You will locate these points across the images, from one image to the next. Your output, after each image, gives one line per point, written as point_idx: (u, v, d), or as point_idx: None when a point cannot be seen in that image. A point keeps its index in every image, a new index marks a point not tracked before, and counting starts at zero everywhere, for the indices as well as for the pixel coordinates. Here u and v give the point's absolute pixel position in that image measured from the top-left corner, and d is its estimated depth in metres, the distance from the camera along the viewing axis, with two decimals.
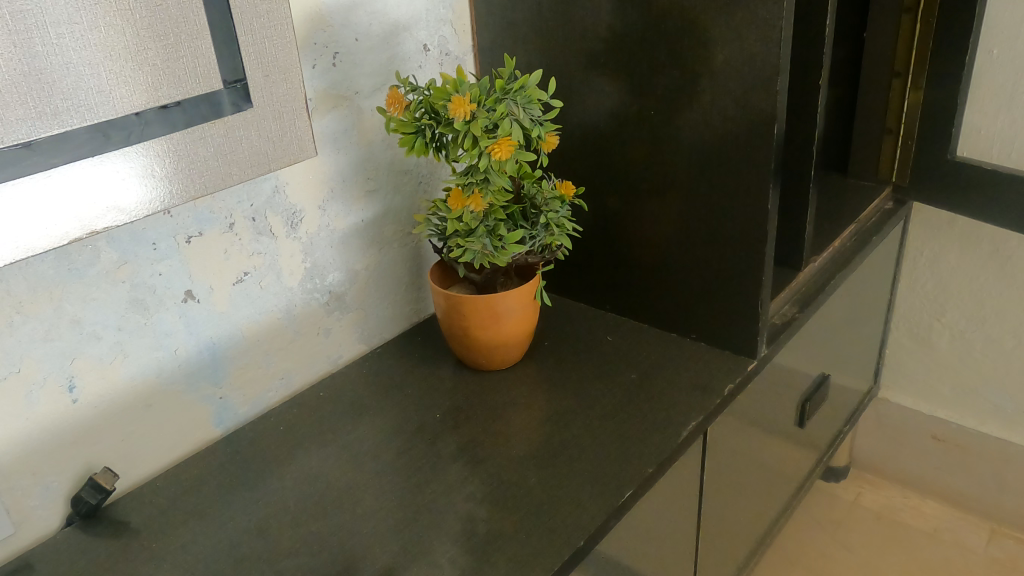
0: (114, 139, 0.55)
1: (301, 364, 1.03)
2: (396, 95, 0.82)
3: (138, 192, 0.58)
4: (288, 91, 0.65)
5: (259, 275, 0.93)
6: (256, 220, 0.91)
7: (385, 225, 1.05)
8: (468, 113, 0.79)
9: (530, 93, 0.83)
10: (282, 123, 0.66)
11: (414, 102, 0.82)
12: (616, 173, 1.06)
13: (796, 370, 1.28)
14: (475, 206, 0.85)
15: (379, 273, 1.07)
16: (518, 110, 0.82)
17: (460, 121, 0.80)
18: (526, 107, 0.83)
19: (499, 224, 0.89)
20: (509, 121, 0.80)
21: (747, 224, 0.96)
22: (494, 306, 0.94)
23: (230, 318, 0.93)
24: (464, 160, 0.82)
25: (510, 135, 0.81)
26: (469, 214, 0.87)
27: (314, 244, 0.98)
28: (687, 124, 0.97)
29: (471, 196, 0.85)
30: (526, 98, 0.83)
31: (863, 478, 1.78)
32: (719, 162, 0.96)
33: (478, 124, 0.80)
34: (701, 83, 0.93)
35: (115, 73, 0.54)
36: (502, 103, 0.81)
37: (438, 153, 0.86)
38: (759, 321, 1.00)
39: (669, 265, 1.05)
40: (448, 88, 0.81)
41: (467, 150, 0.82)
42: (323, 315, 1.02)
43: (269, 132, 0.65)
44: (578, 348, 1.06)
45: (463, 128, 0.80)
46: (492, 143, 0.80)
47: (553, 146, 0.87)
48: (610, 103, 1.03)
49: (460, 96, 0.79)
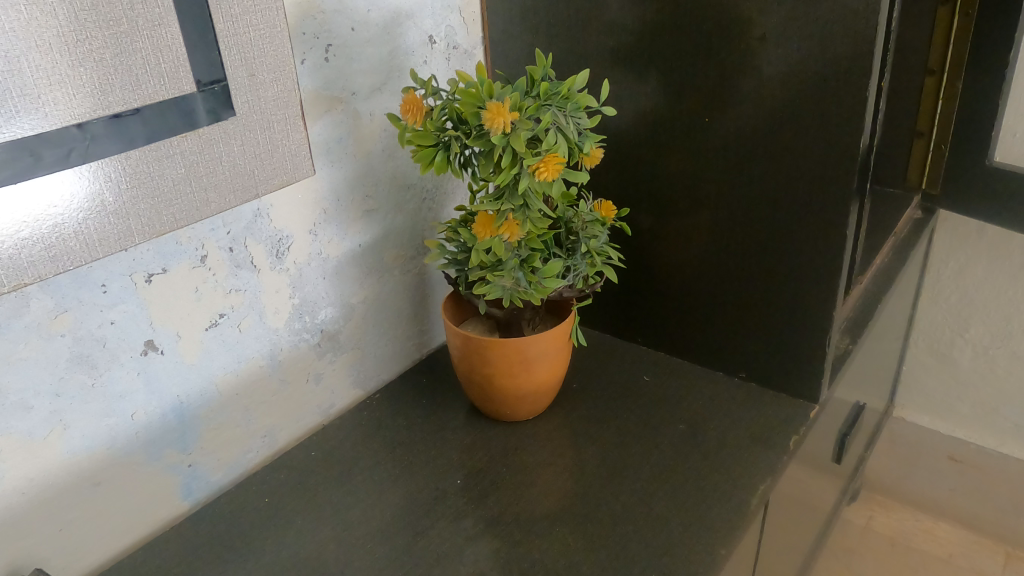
0: (46, 160, 0.42)
1: (286, 417, 0.85)
2: (415, 101, 0.67)
3: (80, 231, 0.45)
4: (280, 93, 0.52)
5: (237, 316, 0.76)
6: (234, 250, 0.74)
7: (386, 249, 0.89)
8: (508, 125, 0.63)
9: (578, 99, 0.68)
10: (270, 134, 0.53)
11: (436, 109, 0.67)
12: (654, 189, 0.92)
13: (834, 403, 1.17)
14: (509, 235, 0.70)
15: (379, 306, 0.90)
16: (565, 121, 0.67)
17: (497, 135, 0.64)
18: (573, 116, 0.68)
19: (534, 254, 0.74)
20: (556, 134, 0.65)
21: (815, 253, 0.82)
22: (523, 349, 0.78)
23: (202, 371, 0.75)
24: (499, 181, 0.67)
25: (557, 151, 0.66)
26: (500, 245, 0.71)
27: (303, 275, 0.81)
28: (745, 134, 0.82)
29: (505, 224, 0.70)
30: (573, 106, 0.68)
31: (876, 500, 1.64)
32: (785, 180, 0.81)
33: (521, 139, 0.64)
34: (767, 86, 0.79)
35: (42, 71, 0.40)
36: (545, 112, 0.66)
37: (462, 170, 0.71)
38: (822, 362, 0.87)
39: (715, 296, 0.91)
40: (481, 93, 0.65)
41: (504, 169, 0.66)
42: (314, 358, 0.85)
43: (255, 147, 0.52)
44: (612, 393, 0.92)
45: (501, 144, 0.65)
46: (536, 162, 0.65)
47: (599, 162, 0.72)
48: (649, 109, 0.88)
49: (499, 103, 0.63)
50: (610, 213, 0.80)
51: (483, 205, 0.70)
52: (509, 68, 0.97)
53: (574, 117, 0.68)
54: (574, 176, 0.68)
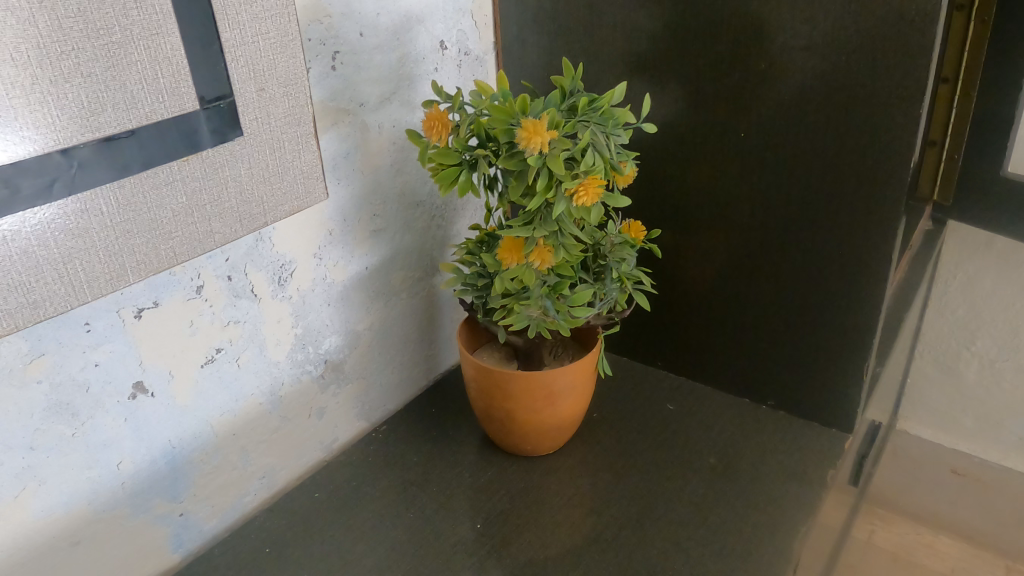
0: (25, 192, 0.41)
1: (286, 457, 0.78)
2: (439, 116, 0.61)
3: (70, 266, 0.45)
4: (289, 109, 0.53)
5: (235, 351, 0.69)
6: (232, 279, 0.67)
7: (394, 271, 0.82)
8: (547, 145, 0.57)
9: (618, 115, 0.62)
10: (279, 155, 0.54)
11: (464, 125, 0.60)
12: (679, 207, 0.86)
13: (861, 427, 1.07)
14: (541, 263, 0.64)
15: (386, 333, 0.83)
16: (603, 138, 0.61)
17: (533, 155, 0.58)
18: (611, 134, 0.62)
19: (564, 281, 0.68)
20: (596, 155, 0.59)
21: (855, 279, 0.77)
22: (549, 383, 0.72)
23: (195, 412, 0.68)
24: (532, 205, 0.60)
25: (597, 173, 0.60)
26: (529, 273, 0.65)
27: (306, 303, 0.74)
28: (781, 151, 0.77)
29: (536, 250, 0.64)
30: (611, 123, 0.62)
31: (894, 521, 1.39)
32: (824, 200, 0.76)
33: (559, 160, 0.58)
34: (809, 99, 0.73)
35: (17, 91, 0.39)
36: (583, 130, 0.60)
37: (489, 191, 0.65)
38: (858, 392, 0.82)
39: (743, 320, 0.86)
40: (513, 109, 0.59)
41: (538, 192, 0.60)
42: (317, 392, 0.78)
43: (263, 170, 0.53)
44: (636, 424, 0.87)
45: (536, 165, 0.58)
46: (575, 185, 0.59)
47: (633, 181, 0.67)
48: (675, 123, 0.82)
49: (536, 121, 0.57)
50: (640, 234, 0.74)
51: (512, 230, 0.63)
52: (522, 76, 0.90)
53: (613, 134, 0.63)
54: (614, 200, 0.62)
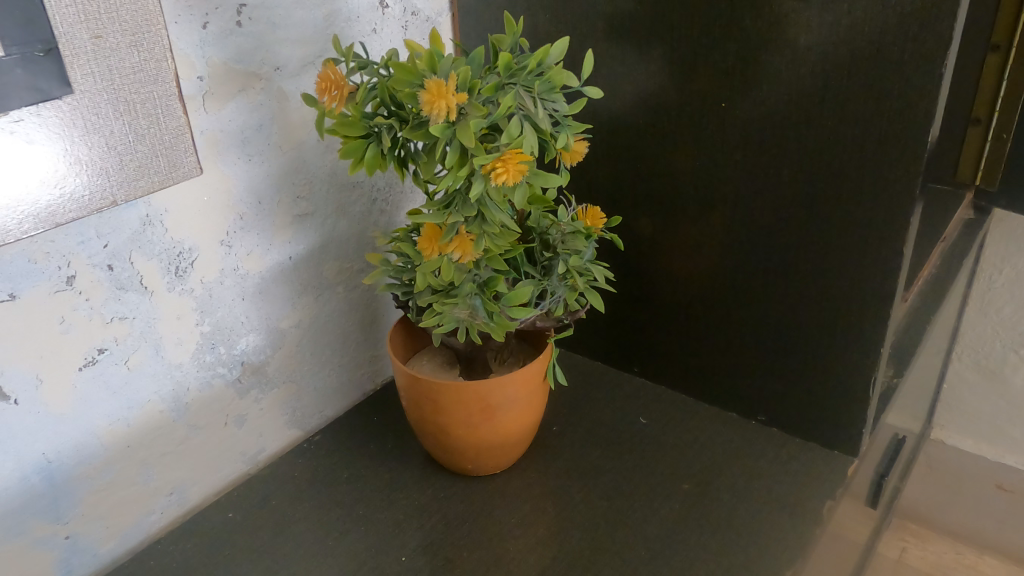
0: None
1: (200, 470, 0.69)
2: (334, 77, 0.51)
3: None
4: (137, 67, 0.46)
5: (124, 351, 0.60)
6: (114, 269, 0.58)
7: (325, 262, 0.72)
8: (453, 110, 0.47)
9: (552, 77, 0.51)
10: (128, 119, 0.46)
11: (362, 87, 0.50)
12: (657, 192, 0.74)
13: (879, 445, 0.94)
14: (461, 254, 0.54)
15: (318, 331, 0.74)
16: (533, 103, 0.50)
17: (439, 123, 0.47)
18: (544, 99, 0.51)
19: (497, 277, 0.58)
20: (519, 124, 0.49)
21: (859, 276, 0.65)
22: (485, 394, 0.62)
23: (77, 422, 0.59)
24: (444, 185, 0.50)
25: (521, 146, 0.49)
26: (451, 266, 0.55)
27: (214, 297, 0.65)
28: (772, 123, 0.64)
29: (456, 240, 0.53)
30: (545, 85, 0.51)
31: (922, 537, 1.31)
32: (822, 183, 0.63)
33: (471, 129, 0.48)
34: (803, 61, 0.60)
35: None
36: (506, 93, 0.49)
37: (404, 168, 0.54)
38: (864, 409, 0.70)
39: (730, 322, 0.74)
40: (419, 66, 0.49)
41: (450, 169, 0.50)
42: (234, 398, 0.69)
43: (106, 135, 0.46)
44: (603, 440, 0.76)
45: (444, 134, 0.48)
46: (492, 161, 0.49)
47: (577, 159, 0.56)
48: (649, 93, 0.70)
49: (441, 81, 0.47)
50: (597, 222, 0.63)
51: (427, 215, 0.53)
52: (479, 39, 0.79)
53: (547, 100, 0.52)
54: (546, 181, 0.52)
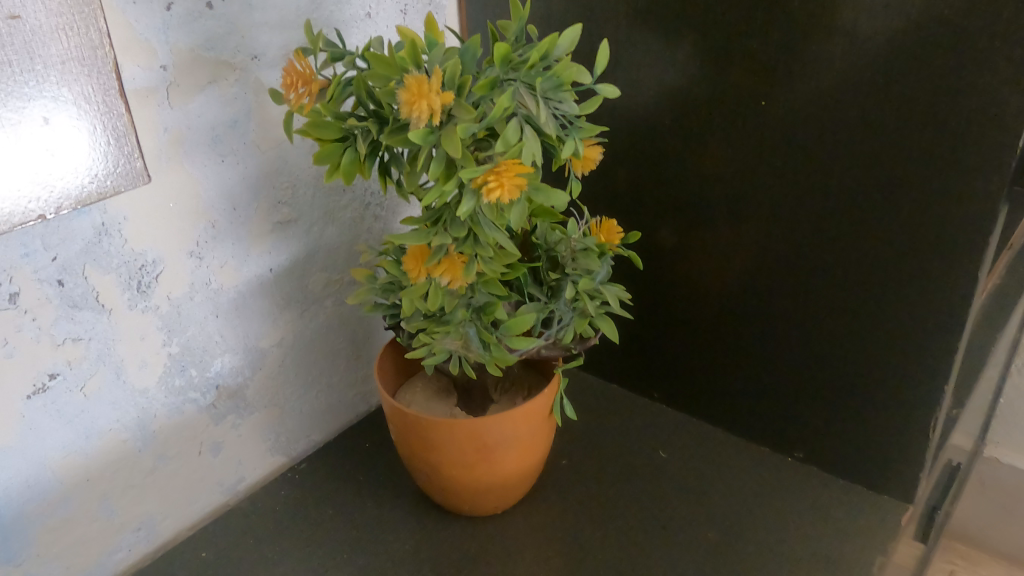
0: None
1: (170, 502, 0.63)
2: (303, 71, 0.44)
3: None
4: (66, 57, 0.38)
5: (79, 376, 0.53)
6: (66, 284, 0.51)
7: (310, 275, 0.66)
8: (437, 112, 0.40)
9: (559, 72, 0.43)
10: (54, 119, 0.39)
11: (335, 83, 0.44)
12: (684, 201, 0.65)
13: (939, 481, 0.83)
14: (450, 279, 0.47)
15: (303, 350, 0.68)
16: (536, 104, 0.42)
17: (422, 127, 0.40)
18: (549, 97, 0.44)
19: (495, 301, 0.51)
20: (516, 129, 0.41)
21: (921, 304, 0.56)
22: (480, 434, 0.55)
23: (25, 456, 0.52)
24: (428, 200, 0.43)
25: (519, 156, 0.42)
26: (439, 290, 0.48)
27: (183, 315, 0.58)
28: (821, 126, 0.55)
29: (444, 262, 0.47)
30: (551, 81, 0.43)
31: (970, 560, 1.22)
32: (878, 197, 0.55)
33: (460, 135, 0.40)
34: (859, 52, 0.51)
35: None
36: (503, 92, 0.42)
37: (386, 177, 0.48)
38: (922, 452, 0.61)
39: (765, 349, 0.66)
40: (401, 58, 0.41)
41: (436, 182, 0.43)
42: (208, 424, 0.63)
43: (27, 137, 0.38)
44: (618, 477, 0.68)
45: (428, 140, 0.41)
46: (484, 173, 0.41)
47: (584, 166, 0.49)
48: (676, 89, 0.62)
49: (423, 77, 0.40)
50: (612, 236, 0.56)
51: (412, 232, 0.46)
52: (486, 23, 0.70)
53: (554, 99, 0.44)
54: (549, 198, 0.45)
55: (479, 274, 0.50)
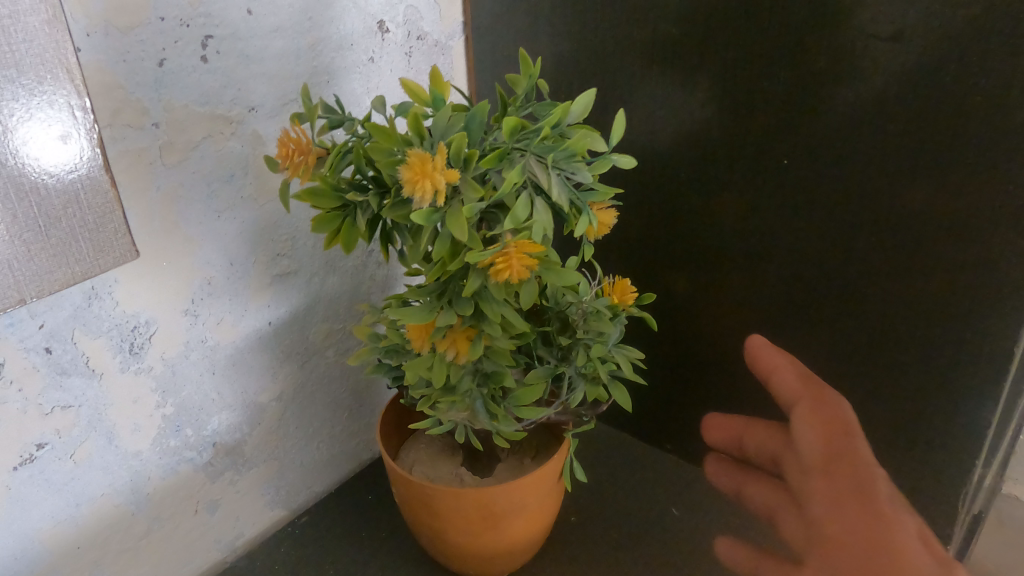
0: None
1: (165, 564, 0.60)
2: (300, 143, 0.43)
3: None
4: (47, 135, 0.36)
5: (68, 443, 0.51)
6: (53, 351, 0.49)
7: (311, 326, 0.64)
8: (441, 191, 0.38)
9: (573, 143, 0.41)
10: (36, 201, 0.37)
11: (334, 152, 0.42)
12: (700, 253, 0.63)
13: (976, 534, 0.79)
14: (455, 353, 0.46)
15: (303, 402, 0.66)
16: (548, 178, 0.40)
17: (424, 206, 0.38)
18: (562, 168, 0.41)
19: (503, 370, 0.49)
20: (526, 207, 0.38)
21: (951, 369, 0.53)
22: (488, 503, 0.52)
23: (12, 529, 0.50)
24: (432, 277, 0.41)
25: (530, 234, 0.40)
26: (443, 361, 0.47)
27: (177, 375, 0.56)
28: (844, 183, 0.53)
29: (448, 337, 0.46)
30: (564, 152, 0.41)
31: None
32: (906, 259, 0.52)
33: (465, 215, 0.38)
34: (883, 110, 0.49)
35: None
36: (512, 165, 0.40)
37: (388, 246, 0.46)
38: (952, 519, 0.58)
39: (789, 410, 0.64)
40: (402, 133, 0.39)
41: (439, 259, 0.41)
42: (204, 483, 0.61)
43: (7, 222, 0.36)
44: (631, 536, 0.65)
45: (431, 219, 0.39)
46: (492, 255, 0.39)
47: (597, 233, 0.47)
48: (690, 140, 0.59)
49: (427, 155, 0.38)
50: (624, 297, 0.54)
51: (416, 304, 0.45)
52: (499, 83, 0.70)
53: (566, 169, 0.41)
54: (561, 277, 0.42)
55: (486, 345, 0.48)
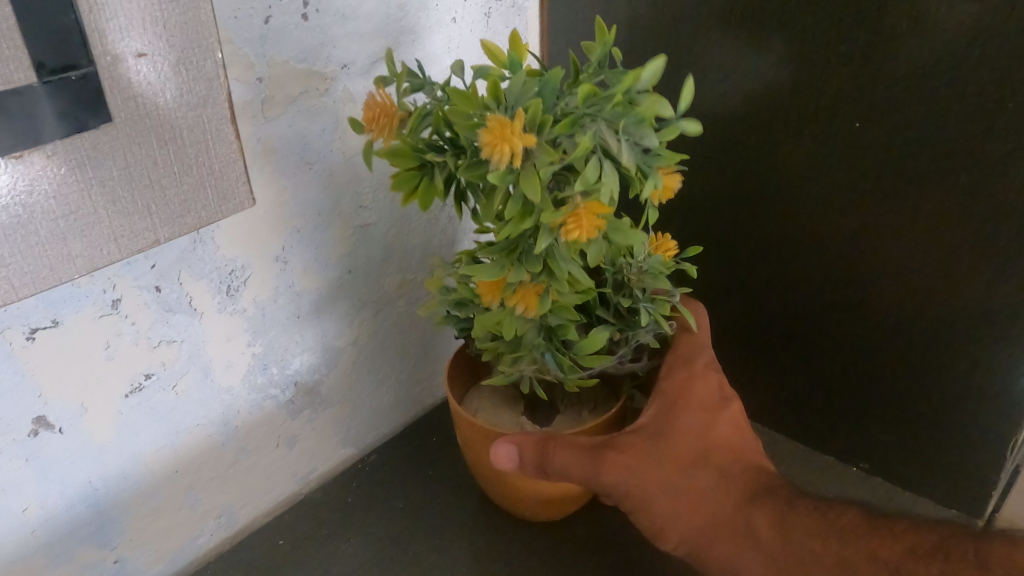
0: None
1: (250, 491, 0.66)
2: (384, 107, 0.46)
3: None
4: (183, 86, 0.39)
5: (171, 377, 0.55)
6: (163, 290, 0.52)
7: (386, 277, 0.67)
8: (518, 154, 0.40)
9: (642, 110, 0.42)
10: (169, 147, 0.40)
11: (414, 115, 0.45)
12: (766, 216, 0.65)
13: None
14: (524, 308, 0.49)
15: (375, 348, 0.69)
16: (617, 140, 0.42)
17: (500, 168, 0.41)
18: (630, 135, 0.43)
19: (565, 325, 0.53)
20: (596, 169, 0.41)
21: (1007, 330, 0.56)
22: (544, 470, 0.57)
23: (121, 450, 0.55)
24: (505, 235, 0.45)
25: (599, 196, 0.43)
26: (510, 316, 0.51)
27: (266, 319, 0.60)
28: (911, 153, 0.55)
29: (518, 293, 0.49)
30: (632, 118, 0.42)
31: None
32: (970, 226, 0.54)
33: (537, 179, 0.41)
34: (959, 82, 0.50)
35: None
36: (584, 131, 0.42)
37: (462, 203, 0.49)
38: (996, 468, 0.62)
39: (842, 371, 0.67)
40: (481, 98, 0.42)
41: (511, 220, 0.44)
42: (286, 420, 0.65)
43: (146, 168, 0.39)
44: None
45: (504, 181, 0.41)
46: (563, 215, 0.42)
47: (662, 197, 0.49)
48: (761, 107, 0.61)
49: (504, 119, 0.40)
50: (671, 254, 0.57)
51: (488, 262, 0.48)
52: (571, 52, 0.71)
53: (635, 136, 0.43)
54: (627, 237, 0.46)
55: (553, 300, 0.51)
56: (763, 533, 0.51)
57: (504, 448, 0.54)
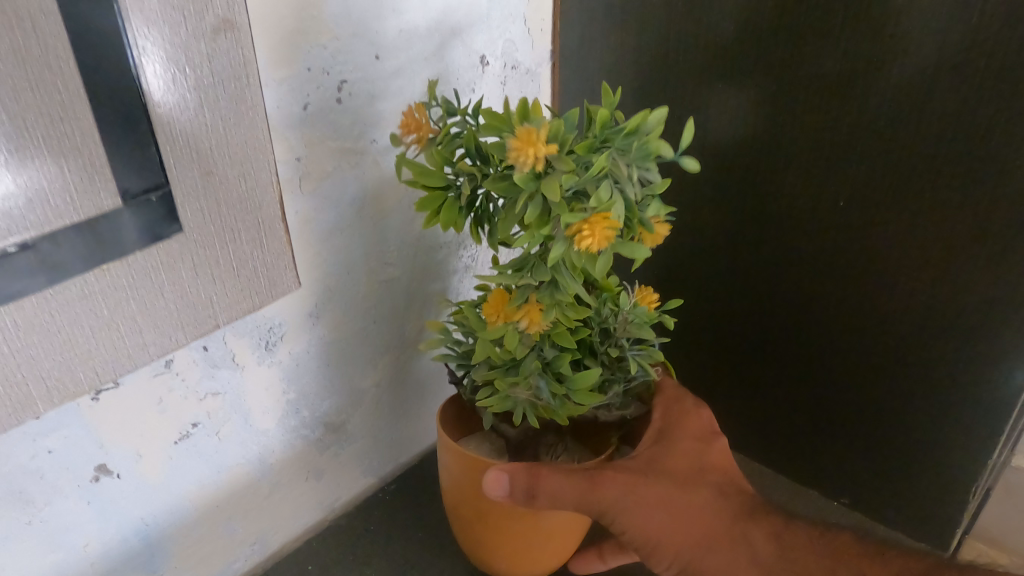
0: None
1: (279, 521, 0.71)
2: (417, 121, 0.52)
3: None
4: (242, 194, 0.45)
5: (215, 424, 0.61)
6: (210, 348, 0.58)
7: (405, 324, 0.73)
8: (540, 159, 0.45)
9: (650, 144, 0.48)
10: (229, 247, 0.45)
11: (446, 133, 0.51)
12: (764, 267, 0.72)
13: None
14: (528, 323, 0.55)
15: (393, 388, 0.75)
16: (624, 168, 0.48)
17: (525, 168, 0.45)
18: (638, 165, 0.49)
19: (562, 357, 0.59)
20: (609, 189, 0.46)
21: (975, 384, 0.62)
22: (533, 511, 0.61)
23: (170, 488, 0.61)
24: (523, 239, 0.49)
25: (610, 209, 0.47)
26: (514, 334, 0.56)
27: (299, 368, 0.65)
28: (893, 225, 0.61)
29: (524, 308, 0.55)
30: (642, 151, 0.48)
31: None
32: (944, 291, 0.60)
33: (557, 182, 0.45)
34: (937, 166, 0.57)
35: None
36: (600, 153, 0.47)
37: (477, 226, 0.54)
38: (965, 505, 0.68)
39: (828, 410, 0.74)
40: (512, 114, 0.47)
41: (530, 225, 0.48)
42: (313, 456, 0.71)
43: (209, 267, 0.45)
44: None
45: (528, 182, 0.46)
46: (579, 222, 0.46)
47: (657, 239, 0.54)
48: (761, 173, 0.67)
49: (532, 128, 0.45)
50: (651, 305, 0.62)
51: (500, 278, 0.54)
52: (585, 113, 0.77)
53: (641, 166, 0.49)
54: (632, 251, 0.50)
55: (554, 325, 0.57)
56: (759, 546, 0.56)
57: (494, 474, 0.57)
